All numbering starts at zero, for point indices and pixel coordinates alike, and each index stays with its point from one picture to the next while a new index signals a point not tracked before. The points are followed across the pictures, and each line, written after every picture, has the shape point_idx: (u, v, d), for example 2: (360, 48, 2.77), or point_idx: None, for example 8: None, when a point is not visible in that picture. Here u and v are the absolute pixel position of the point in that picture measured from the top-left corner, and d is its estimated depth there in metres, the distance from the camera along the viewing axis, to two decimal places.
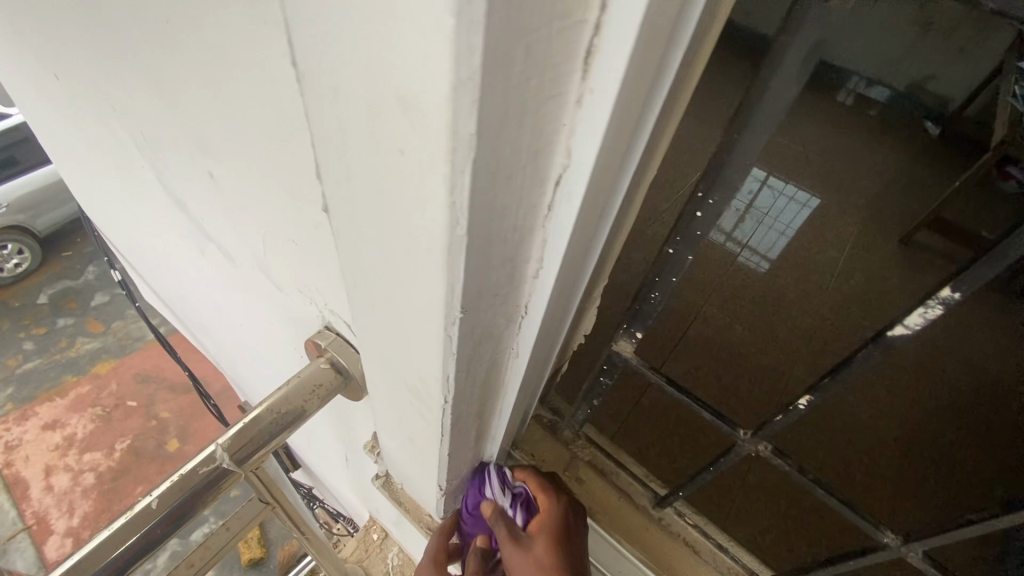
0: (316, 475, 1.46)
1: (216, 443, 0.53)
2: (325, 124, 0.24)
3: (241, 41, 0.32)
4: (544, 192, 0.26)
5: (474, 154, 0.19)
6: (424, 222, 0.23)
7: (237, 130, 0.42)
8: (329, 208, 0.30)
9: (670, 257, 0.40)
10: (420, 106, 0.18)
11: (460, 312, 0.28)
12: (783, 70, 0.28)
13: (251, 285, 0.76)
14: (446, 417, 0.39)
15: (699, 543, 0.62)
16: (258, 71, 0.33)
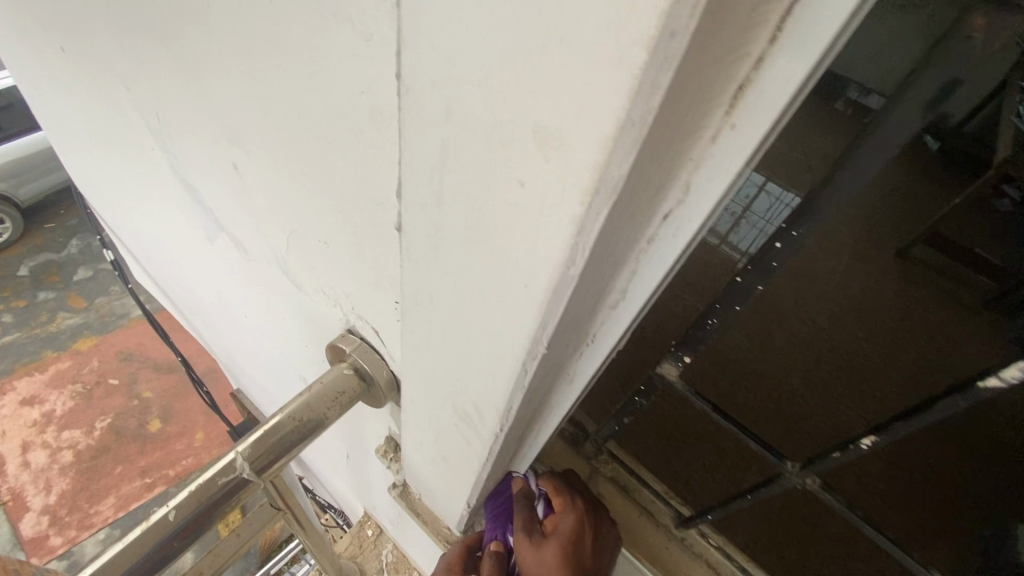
0: (309, 466, 1.42)
1: (234, 452, 0.51)
2: (423, 145, 0.22)
3: (311, 37, 0.30)
4: (649, 226, 0.24)
5: (616, 195, 0.17)
6: (530, 258, 0.21)
7: (282, 126, 0.40)
8: (402, 228, 0.28)
9: (738, 285, 0.41)
10: (565, 141, 0.17)
11: (545, 347, 0.26)
12: (907, 103, 0.28)
13: (263, 279, 0.72)
14: (495, 443, 0.37)
15: (722, 565, 0.61)
16: (324, 71, 0.31)
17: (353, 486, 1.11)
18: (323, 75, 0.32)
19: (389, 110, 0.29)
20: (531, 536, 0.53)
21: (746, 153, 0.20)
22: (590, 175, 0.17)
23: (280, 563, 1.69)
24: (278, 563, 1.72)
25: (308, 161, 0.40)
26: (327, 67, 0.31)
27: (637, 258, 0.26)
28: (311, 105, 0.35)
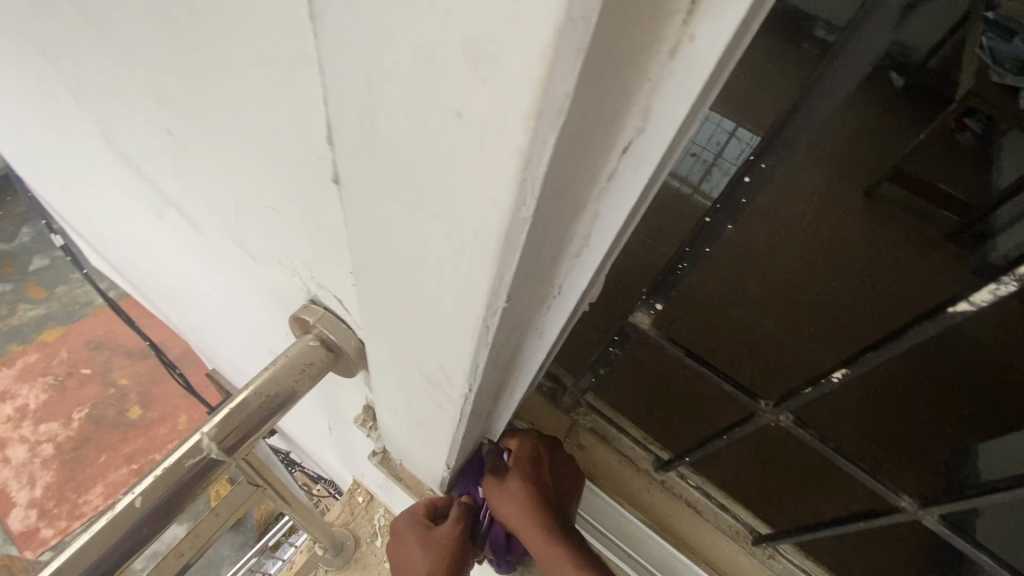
0: (294, 439, 1.41)
1: (201, 432, 0.49)
2: (346, 78, 0.19)
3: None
4: (608, 161, 0.22)
5: (564, 118, 0.15)
6: (477, 201, 0.19)
7: (210, 79, 0.36)
8: (340, 180, 0.25)
9: (708, 226, 0.40)
10: (500, 57, 0.14)
11: (504, 301, 0.24)
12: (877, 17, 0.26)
13: (219, 253, 0.68)
14: (466, 404, 0.36)
15: (700, 503, 0.62)
16: (240, 9, 0.28)
17: (339, 455, 1.10)
18: (238, 13, 0.28)
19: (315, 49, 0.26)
20: (497, 474, 0.54)
21: (707, 68, 0.18)
22: (532, 96, 0.15)
23: (276, 535, 1.71)
24: (274, 535, 1.73)
25: (242, 118, 0.37)
26: (241, 3, 0.27)
27: (597, 198, 0.24)
28: (232, 50, 0.31)
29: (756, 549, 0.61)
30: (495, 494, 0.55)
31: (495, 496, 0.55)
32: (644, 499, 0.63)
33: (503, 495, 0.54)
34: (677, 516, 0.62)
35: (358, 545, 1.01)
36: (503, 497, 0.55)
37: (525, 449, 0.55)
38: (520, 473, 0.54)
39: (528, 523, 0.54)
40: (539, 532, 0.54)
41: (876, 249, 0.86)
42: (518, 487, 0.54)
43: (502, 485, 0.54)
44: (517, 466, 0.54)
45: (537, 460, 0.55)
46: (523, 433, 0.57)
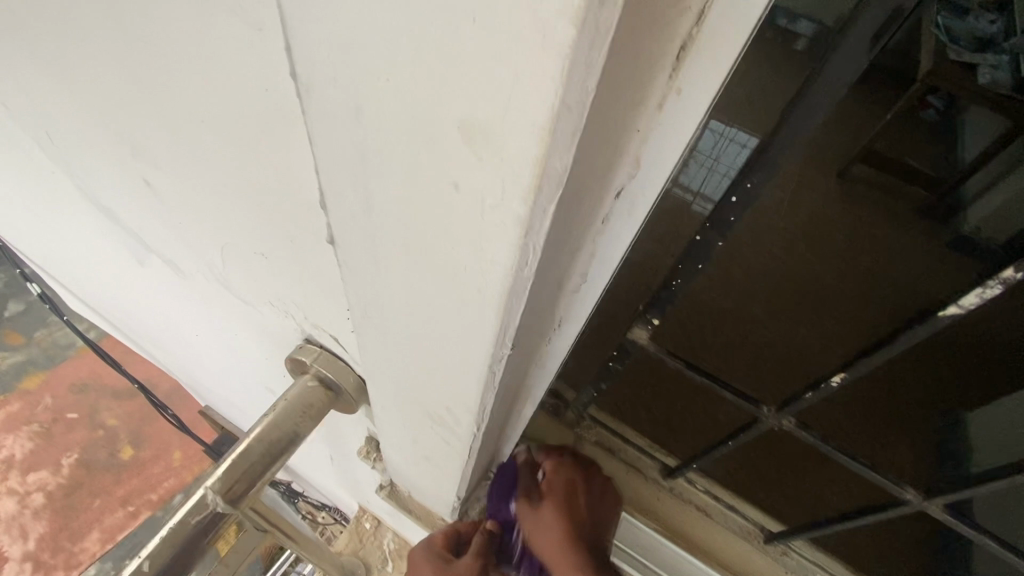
0: (294, 469, 1.39)
1: (205, 487, 0.48)
2: (337, 150, 0.19)
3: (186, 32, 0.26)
4: (603, 205, 0.22)
5: (562, 189, 0.16)
6: (479, 263, 0.19)
7: (189, 135, 0.35)
8: (335, 239, 0.25)
9: (698, 242, 0.40)
10: (496, 137, 0.15)
11: (510, 347, 0.25)
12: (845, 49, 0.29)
13: (207, 296, 0.67)
14: (475, 441, 0.36)
15: (710, 506, 0.64)
16: (217, 70, 0.27)
17: (342, 483, 1.09)
18: (213, 73, 0.28)
19: (297, 106, 0.26)
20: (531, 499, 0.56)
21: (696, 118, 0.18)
22: (529, 173, 0.15)
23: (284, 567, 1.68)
24: (281, 566, 1.70)
25: (224, 170, 0.36)
26: (218, 63, 0.27)
27: (593, 239, 0.24)
28: (210, 107, 0.31)
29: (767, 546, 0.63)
30: (528, 517, 0.57)
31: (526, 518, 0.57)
32: (655, 507, 0.64)
33: (534, 517, 0.56)
34: (688, 520, 0.64)
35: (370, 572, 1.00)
36: (535, 521, 0.57)
37: (562, 473, 0.58)
38: (553, 498, 0.56)
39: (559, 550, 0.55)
40: (566, 561, 0.54)
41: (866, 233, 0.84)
42: (551, 511, 0.56)
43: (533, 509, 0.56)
44: (551, 491, 0.56)
45: (572, 487, 0.57)
46: (565, 457, 0.59)
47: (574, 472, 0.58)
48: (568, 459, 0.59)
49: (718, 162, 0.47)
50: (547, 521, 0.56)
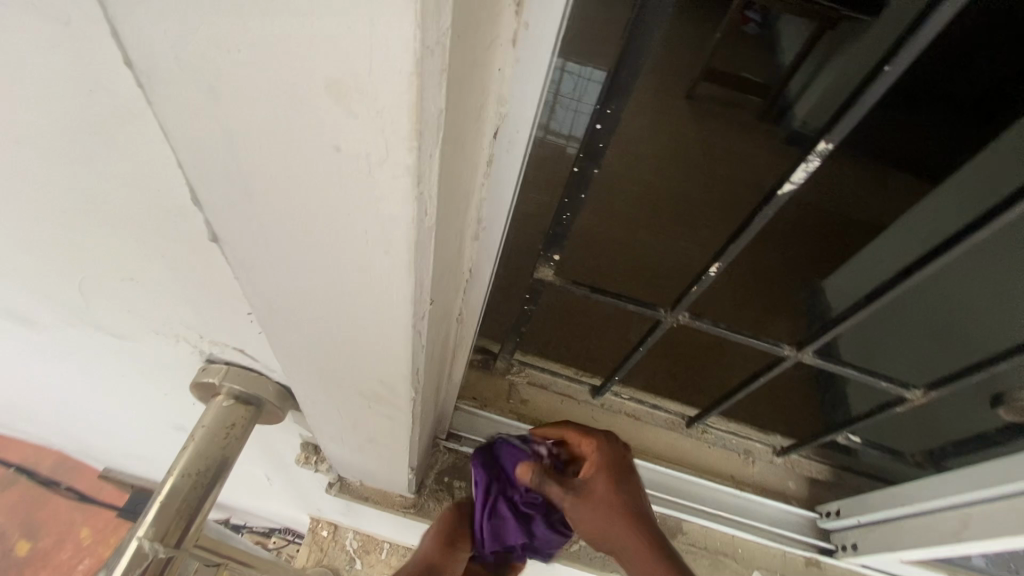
0: (230, 503, 1.30)
1: (137, 537, 0.44)
2: (201, 136, 0.18)
3: None
4: (483, 148, 0.23)
5: (443, 132, 0.16)
6: (379, 224, 0.20)
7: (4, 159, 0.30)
8: (218, 237, 0.24)
9: (578, 174, 0.43)
10: (368, 91, 0.15)
11: (429, 303, 0.25)
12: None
13: (74, 344, 0.59)
14: (415, 408, 0.37)
15: (637, 410, 0.71)
16: (22, 76, 0.24)
17: (287, 500, 1.04)
18: (17, 79, 0.24)
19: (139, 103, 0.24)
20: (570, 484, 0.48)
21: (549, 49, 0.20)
22: (409, 121, 0.15)
23: None
24: None
25: (58, 191, 0.32)
26: (21, 67, 0.24)
27: (482, 183, 0.25)
28: (21, 121, 0.27)
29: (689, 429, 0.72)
30: (573, 507, 0.47)
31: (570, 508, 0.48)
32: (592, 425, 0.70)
33: (590, 503, 0.47)
34: (621, 428, 0.70)
35: None
36: (586, 510, 0.47)
37: (606, 460, 0.49)
38: (607, 479, 0.48)
39: (629, 547, 0.46)
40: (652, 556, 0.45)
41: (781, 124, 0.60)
42: (608, 493, 0.47)
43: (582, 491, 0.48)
44: (595, 472, 0.48)
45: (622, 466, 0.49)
46: (599, 433, 0.51)
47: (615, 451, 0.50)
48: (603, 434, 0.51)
49: (584, 103, 0.39)
50: (604, 503, 0.47)
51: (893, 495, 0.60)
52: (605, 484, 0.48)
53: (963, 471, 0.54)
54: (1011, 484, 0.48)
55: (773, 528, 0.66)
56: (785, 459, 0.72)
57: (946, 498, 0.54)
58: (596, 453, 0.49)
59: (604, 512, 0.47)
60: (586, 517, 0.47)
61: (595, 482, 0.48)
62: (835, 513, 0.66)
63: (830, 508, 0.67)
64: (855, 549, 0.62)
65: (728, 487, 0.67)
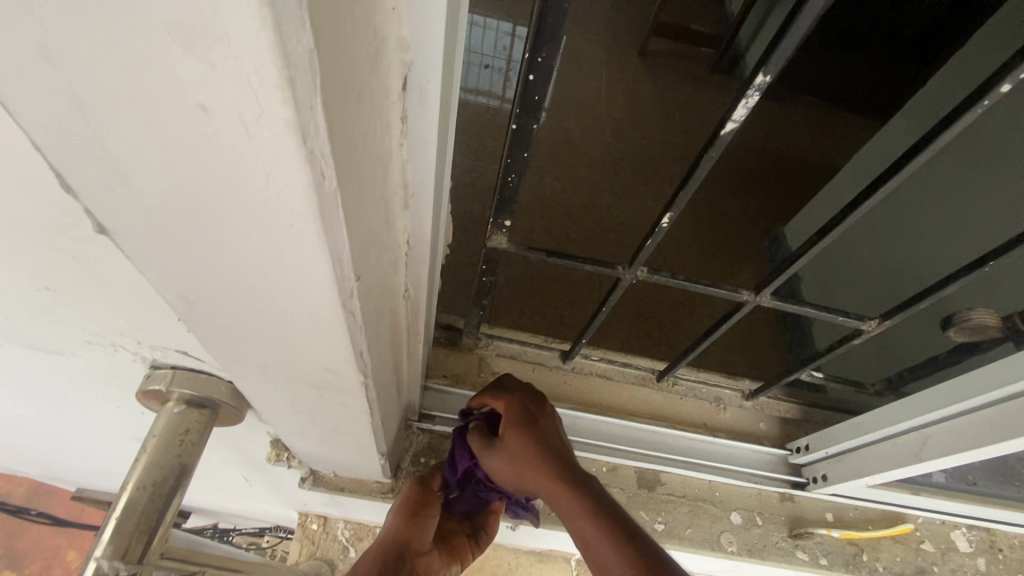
0: (214, 509, 1.27)
1: (95, 558, 0.42)
2: (48, 107, 0.16)
3: None
4: (392, 103, 0.21)
5: (319, 77, 0.14)
6: (273, 193, 0.17)
7: None
8: (107, 228, 0.21)
9: (518, 133, 0.41)
10: (213, 29, 0.13)
11: (356, 280, 0.23)
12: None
13: (5, 365, 0.55)
14: (369, 392, 0.35)
15: (608, 369, 0.71)
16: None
17: (269, 499, 1.02)
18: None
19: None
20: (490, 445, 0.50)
21: None
22: (272, 63, 0.13)
23: None
24: None
25: None
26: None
27: (399, 143, 0.23)
28: None
29: (660, 383, 0.72)
30: (498, 464, 0.50)
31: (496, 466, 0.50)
32: (564, 389, 0.69)
33: (504, 458, 0.49)
34: (594, 388, 0.70)
35: (333, 567, 0.97)
36: (506, 464, 0.49)
37: (520, 419, 0.50)
38: (518, 433, 0.49)
39: (547, 489, 0.46)
40: (568, 500, 0.45)
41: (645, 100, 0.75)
42: (519, 447, 0.48)
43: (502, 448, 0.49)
44: (506, 433, 0.49)
45: (530, 420, 0.50)
46: (507, 394, 0.52)
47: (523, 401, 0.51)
48: (515, 391, 0.53)
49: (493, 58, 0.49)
50: (516, 454, 0.48)
51: (855, 425, 0.61)
52: (517, 436, 0.49)
53: (918, 394, 0.55)
54: (965, 402, 0.50)
55: (744, 467, 0.68)
56: (755, 402, 0.72)
57: (905, 422, 0.55)
58: (508, 411, 0.51)
59: (518, 462, 0.48)
60: (506, 469, 0.49)
61: (509, 441, 0.49)
62: (803, 447, 0.68)
63: (799, 444, 0.68)
64: (824, 480, 0.65)
65: (699, 434, 0.68)
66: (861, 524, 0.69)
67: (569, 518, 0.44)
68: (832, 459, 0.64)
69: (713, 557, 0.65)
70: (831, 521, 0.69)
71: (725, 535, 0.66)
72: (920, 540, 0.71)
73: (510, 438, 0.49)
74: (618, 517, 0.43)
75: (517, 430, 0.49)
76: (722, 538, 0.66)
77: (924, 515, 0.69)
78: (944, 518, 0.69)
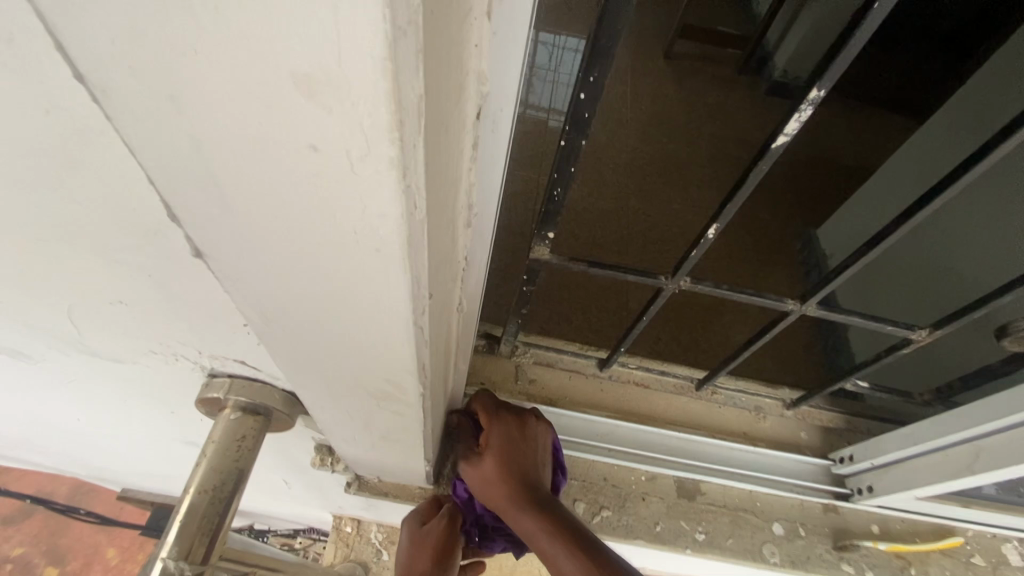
0: (253, 510, 1.31)
1: (162, 558, 0.43)
2: (168, 146, 0.17)
3: None
4: (467, 130, 0.22)
5: (424, 119, 0.15)
6: (366, 221, 0.19)
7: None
8: (204, 252, 0.23)
9: (565, 148, 0.42)
10: (338, 80, 0.14)
11: (428, 296, 0.24)
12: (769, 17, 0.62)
13: (74, 374, 0.59)
14: (424, 402, 0.36)
15: (645, 377, 0.71)
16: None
17: (306, 501, 1.05)
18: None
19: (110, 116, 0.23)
20: (471, 458, 0.54)
21: None
22: (386, 108, 0.14)
23: None
24: None
25: (42, 215, 0.31)
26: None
27: (469, 168, 0.24)
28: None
29: (698, 392, 0.71)
30: (474, 476, 0.54)
31: (474, 478, 0.54)
32: (601, 397, 0.70)
33: (479, 473, 0.53)
34: (629, 396, 0.70)
35: (368, 569, 0.98)
36: (481, 478, 0.53)
37: (499, 435, 0.54)
38: (493, 451, 0.53)
39: (509, 508, 0.50)
40: (533, 523, 0.47)
41: (690, 109, 0.74)
42: (492, 465, 0.52)
43: (478, 462, 0.54)
44: (487, 447, 0.53)
45: (510, 439, 0.54)
46: (495, 407, 0.56)
47: (509, 420, 0.55)
48: (502, 409, 0.57)
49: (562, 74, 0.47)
50: (490, 471, 0.52)
51: (903, 435, 0.60)
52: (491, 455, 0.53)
53: (969, 406, 0.54)
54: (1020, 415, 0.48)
55: (786, 477, 0.67)
56: (795, 411, 0.71)
57: (957, 434, 0.54)
58: (490, 428, 0.54)
59: (489, 477, 0.52)
60: (480, 482, 0.53)
61: (484, 458, 0.53)
62: (847, 458, 0.66)
63: (843, 454, 0.67)
64: (870, 492, 0.63)
65: (739, 443, 0.68)
66: (908, 537, 0.68)
67: (529, 535, 0.48)
68: (878, 469, 0.63)
69: (755, 568, 0.65)
70: (877, 533, 0.67)
71: (768, 546, 0.65)
72: (970, 554, 0.68)
73: (490, 456, 0.53)
74: (582, 542, 0.44)
75: (494, 449, 0.53)
76: (764, 549, 0.65)
77: (974, 528, 0.67)
78: (996, 531, 0.67)
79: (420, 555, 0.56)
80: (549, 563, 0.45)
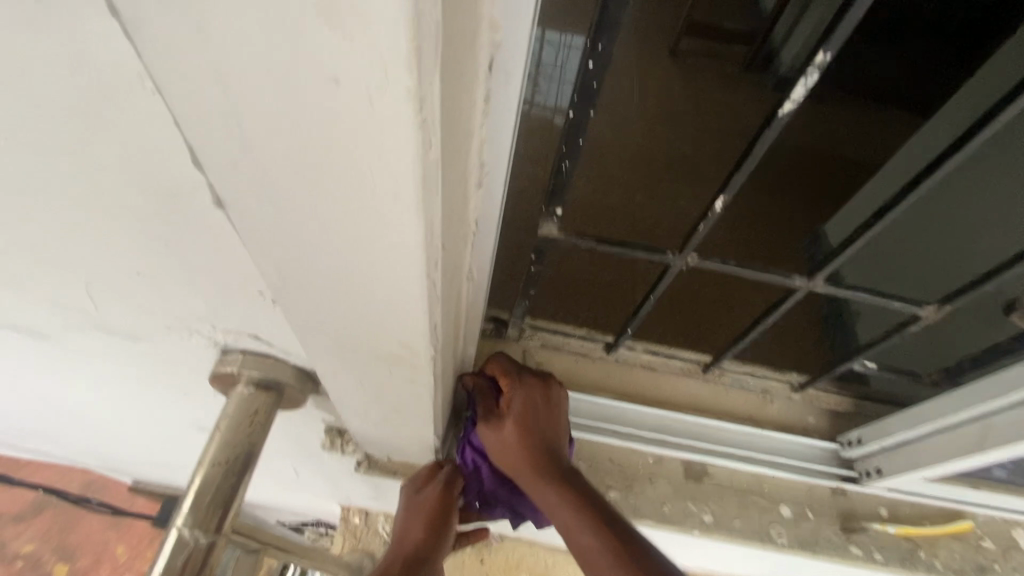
0: (263, 502, 1.33)
1: (178, 527, 0.45)
2: (195, 84, 0.18)
3: None
4: (480, 81, 0.23)
5: (441, 49, 0.16)
6: (383, 161, 0.19)
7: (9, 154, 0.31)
8: (225, 203, 0.24)
9: (574, 120, 0.42)
10: (359, 4, 0.14)
11: (442, 249, 0.25)
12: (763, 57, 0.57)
13: (90, 354, 0.60)
14: (436, 368, 0.37)
15: (652, 360, 0.71)
16: (15, 59, 0.25)
17: (316, 491, 1.05)
18: (13, 65, 0.25)
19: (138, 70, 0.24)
20: (492, 420, 0.54)
21: None
22: (405, 33, 0.15)
23: None
24: None
25: (67, 181, 0.32)
26: (17, 51, 0.24)
27: (481, 121, 0.25)
28: (28, 108, 0.27)
29: (705, 374, 0.72)
30: (492, 438, 0.54)
31: (491, 441, 0.54)
32: (608, 379, 0.70)
33: (500, 437, 0.53)
34: (636, 378, 0.71)
35: (376, 557, 0.99)
36: (501, 441, 0.53)
37: (522, 404, 0.54)
38: (516, 417, 0.53)
39: (529, 476, 0.52)
40: (556, 493, 0.49)
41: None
42: (514, 431, 0.52)
43: (500, 426, 0.53)
44: (510, 411, 0.53)
45: (533, 408, 0.54)
46: (518, 372, 0.56)
47: (533, 388, 0.55)
48: (525, 374, 0.56)
49: None
50: (512, 436, 0.52)
51: (912, 416, 0.60)
52: (513, 422, 0.53)
53: (978, 384, 0.54)
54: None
55: (793, 459, 0.67)
56: (803, 394, 0.72)
57: (967, 410, 0.54)
58: (513, 393, 0.54)
59: (511, 442, 0.52)
60: (498, 447, 0.53)
61: (505, 422, 0.53)
62: (855, 440, 0.66)
63: (851, 437, 0.67)
64: (878, 474, 0.63)
65: (746, 426, 0.68)
66: (917, 520, 0.68)
67: (551, 504, 0.50)
68: (887, 451, 0.63)
69: (763, 550, 0.65)
70: (885, 516, 0.67)
71: (775, 527, 0.65)
72: (980, 538, 0.68)
73: (512, 423, 0.52)
74: (607, 520, 0.47)
75: (517, 415, 0.53)
76: (772, 530, 0.65)
77: (985, 512, 0.67)
78: (1005, 515, 0.66)
79: (415, 521, 0.56)
80: (571, 533, 0.48)
